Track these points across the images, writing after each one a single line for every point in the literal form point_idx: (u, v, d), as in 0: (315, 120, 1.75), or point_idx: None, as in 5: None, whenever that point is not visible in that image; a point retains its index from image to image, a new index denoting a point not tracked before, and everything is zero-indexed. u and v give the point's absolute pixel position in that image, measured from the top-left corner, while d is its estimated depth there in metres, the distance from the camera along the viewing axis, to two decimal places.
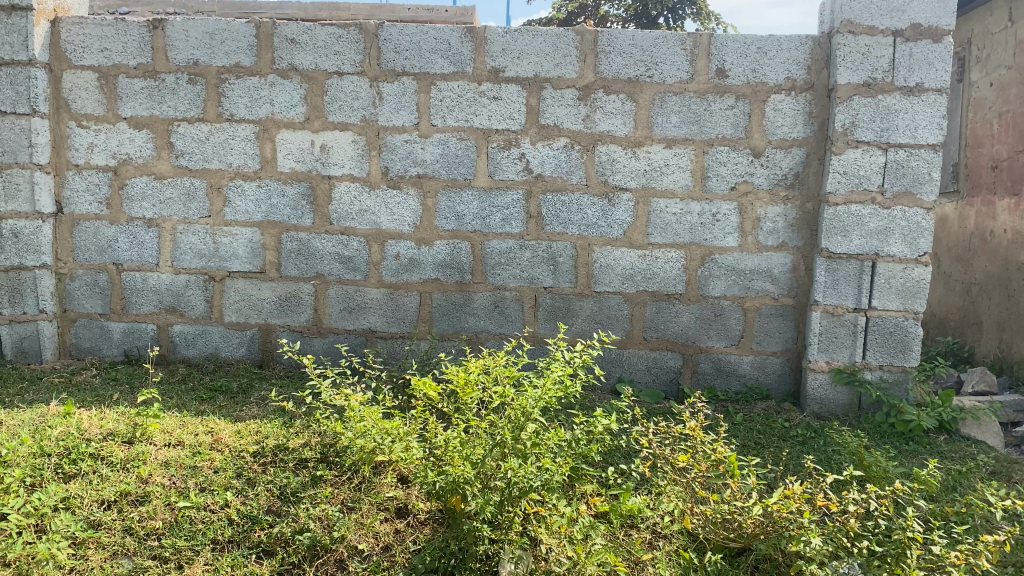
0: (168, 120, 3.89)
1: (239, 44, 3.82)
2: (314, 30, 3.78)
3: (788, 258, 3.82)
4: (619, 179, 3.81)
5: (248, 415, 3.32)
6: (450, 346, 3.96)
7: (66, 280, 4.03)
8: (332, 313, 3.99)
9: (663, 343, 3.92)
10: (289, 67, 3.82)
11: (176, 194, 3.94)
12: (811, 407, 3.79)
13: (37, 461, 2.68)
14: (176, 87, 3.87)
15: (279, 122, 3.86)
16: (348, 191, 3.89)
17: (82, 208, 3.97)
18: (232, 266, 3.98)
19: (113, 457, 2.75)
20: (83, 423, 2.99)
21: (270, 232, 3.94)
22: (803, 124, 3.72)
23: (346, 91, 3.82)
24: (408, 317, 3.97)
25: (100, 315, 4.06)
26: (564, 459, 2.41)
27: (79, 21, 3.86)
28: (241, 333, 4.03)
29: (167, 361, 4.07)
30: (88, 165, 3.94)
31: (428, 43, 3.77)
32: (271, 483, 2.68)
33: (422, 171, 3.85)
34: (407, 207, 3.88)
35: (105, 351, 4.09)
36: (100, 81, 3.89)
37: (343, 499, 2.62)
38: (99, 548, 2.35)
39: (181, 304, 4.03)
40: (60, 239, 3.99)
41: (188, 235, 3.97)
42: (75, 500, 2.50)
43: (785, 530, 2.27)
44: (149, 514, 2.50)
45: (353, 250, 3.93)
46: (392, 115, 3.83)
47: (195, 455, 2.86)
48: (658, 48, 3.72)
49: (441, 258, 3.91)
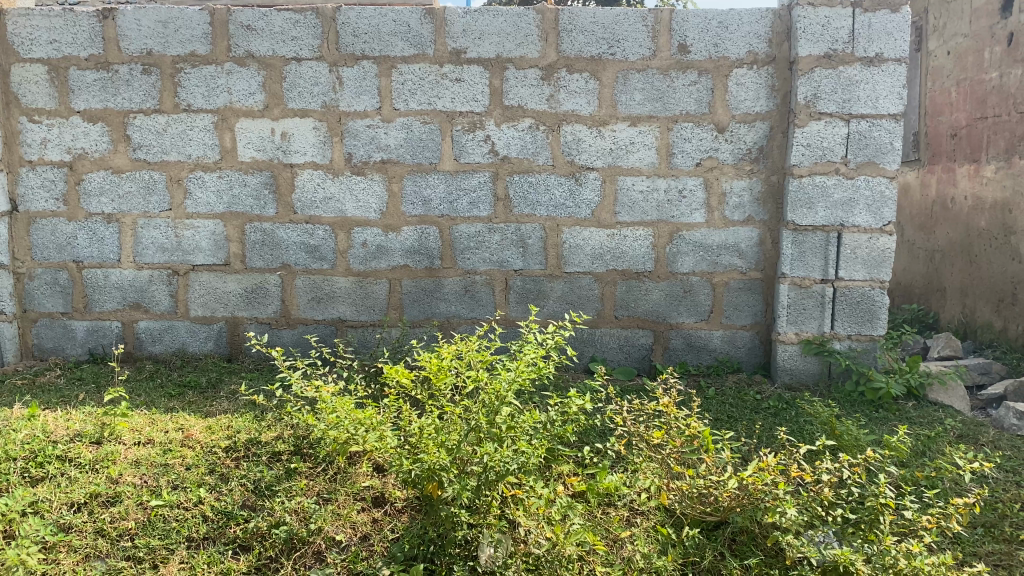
0: (123, 112, 3.80)
1: (193, 32, 3.73)
2: (270, 15, 3.71)
3: (755, 232, 3.84)
4: (585, 159, 3.79)
5: (219, 410, 3.27)
6: (421, 332, 3.93)
7: (25, 280, 3.94)
8: (301, 303, 3.94)
9: (634, 321, 3.93)
10: (246, 54, 3.74)
11: (135, 187, 3.85)
12: (782, 378, 3.83)
13: (2, 465, 2.61)
14: (130, 78, 3.77)
15: (238, 110, 3.79)
16: (311, 179, 3.83)
17: (37, 205, 3.88)
18: (195, 259, 3.91)
19: (82, 458, 2.70)
20: (49, 424, 2.93)
21: (233, 223, 3.87)
22: (766, 98, 3.73)
23: (305, 77, 3.75)
24: (378, 305, 3.93)
25: (61, 315, 3.97)
26: (540, 441, 2.41)
27: (25, 13, 3.75)
28: (208, 327, 3.97)
29: (133, 359, 4.00)
30: (42, 161, 3.84)
31: (387, 26, 3.72)
32: (245, 478, 2.64)
33: (386, 156, 3.81)
34: (372, 194, 3.83)
35: (69, 351, 4.00)
36: (50, 74, 3.78)
37: (319, 490, 2.60)
38: (71, 552, 2.32)
39: (146, 299, 3.95)
40: (16, 238, 3.90)
41: (149, 230, 3.89)
42: (43, 504, 2.45)
43: (760, 501, 2.29)
44: (122, 515, 2.46)
45: (319, 239, 3.88)
46: (354, 100, 3.77)
47: (166, 453, 2.81)
48: (620, 25, 3.70)
49: (409, 245, 3.87)
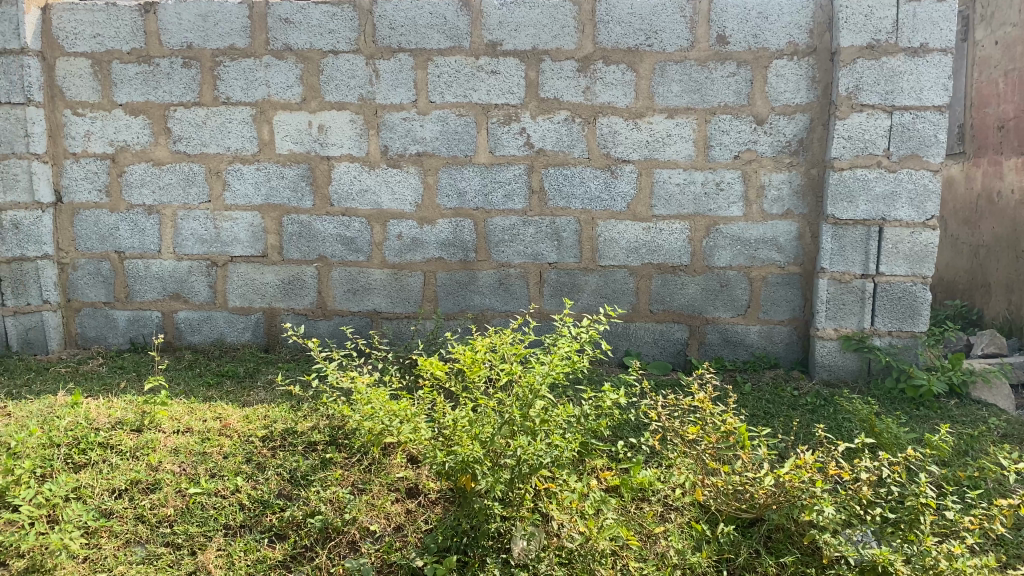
0: (164, 105, 3.85)
1: (232, 25, 3.77)
2: (307, 9, 3.73)
3: (794, 226, 3.79)
4: (621, 152, 3.76)
5: (256, 400, 3.31)
6: (455, 325, 3.94)
7: (69, 270, 4.02)
8: (337, 295, 3.97)
9: (669, 315, 3.90)
10: (284, 47, 3.77)
11: (176, 179, 3.91)
12: (820, 374, 3.77)
13: (47, 451, 2.67)
14: (171, 71, 3.82)
15: (276, 103, 3.82)
16: (348, 172, 3.85)
17: (81, 197, 3.95)
18: (234, 251, 3.95)
19: (122, 445, 2.75)
20: (91, 412, 2.99)
21: (271, 215, 3.91)
22: (806, 90, 3.67)
23: (342, 70, 3.77)
24: (413, 297, 3.95)
25: (104, 304, 4.05)
26: (573, 435, 2.40)
27: (70, 7, 3.81)
28: (246, 318, 4.02)
29: (173, 348, 4.06)
30: (85, 154, 3.91)
31: (424, 19, 3.72)
32: (281, 467, 2.67)
33: (422, 149, 3.81)
34: (408, 186, 3.84)
35: (111, 340, 4.08)
36: (94, 67, 3.84)
37: (354, 481, 2.62)
38: (113, 537, 2.37)
39: (185, 290, 4.01)
40: (61, 229, 3.97)
41: (189, 221, 3.94)
42: (86, 490, 2.50)
43: (797, 499, 2.27)
44: (161, 502, 2.50)
45: (355, 231, 3.90)
46: (390, 93, 3.78)
47: (204, 441, 2.85)
48: (657, 16, 3.66)
49: (443, 237, 3.88)
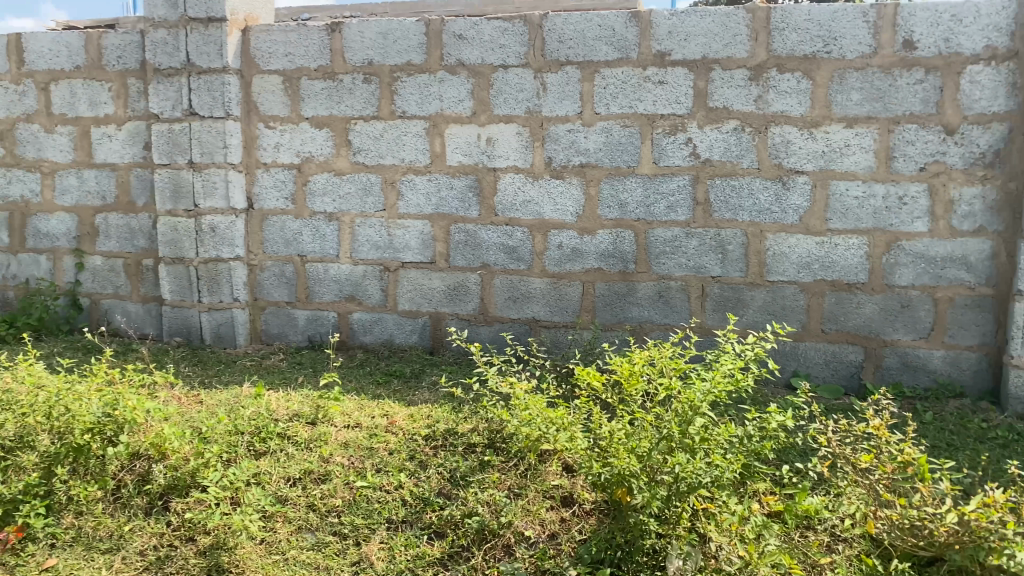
0: (345, 119, 4.08)
1: (410, 43, 3.95)
2: (480, 25, 3.85)
3: (987, 244, 3.49)
4: (794, 162, 3.62)
5: (420, 399, 3.44)
6: (614, 337, 3.92)
7: (257, 271, 4.32)
8: (498, 303, 4.05)
9: (842, 335, 3.70)
10: (457, 62, 3.91)
11: (354, 189, 4.13)
12: (1014, 407, 3.45)
13: (233, 437, 2.91)
14: (353, 87, 4.05)
15: (448, 116, 3.96)
16: (512, 183, 3.93)
17: (270, 204, 4.25)
18: (404, 257, 4.13)
19: (298, 437, 2.94)
20: (272, 403, 3.21)
21: (439, 224, 4.05)
22: (1005, 97, 3.38)
23: (511, 83, 3.86)
24: (572, 307, 3.97)
25: (287, 304, 4.33)
26: (734, 456, 2.32)
27: (267, 29, 4.11)
28: (414, 321, 4.18)
29: (347, 347, 4.30)
30: (275, 164, 4.20)
31: (593, 31, 3.74)
32: (441, 467, 2.75)
33: (586, 160, 3.83)
34: (570, 197, 3.87)
35: (292, 337, 4.36)
36: (285, 84, 4.13)
37: (510, 485, 2.66)
38: (287, 522, 2.54)
39: (359, 293, 4.22)
40: (251, 233, 4.28)
41: (365, 228, 4.15)
42: (265, 476, 2.70)
43: (984, 540, 2.08)
44: (331, 492, 2.65)
45: (518, 240, 3.97)
46: (556, 105, 3.83)
47: (371, 437, 2.99)
48: (837, 22, 3.50)
49: (605, 248, 3.87)
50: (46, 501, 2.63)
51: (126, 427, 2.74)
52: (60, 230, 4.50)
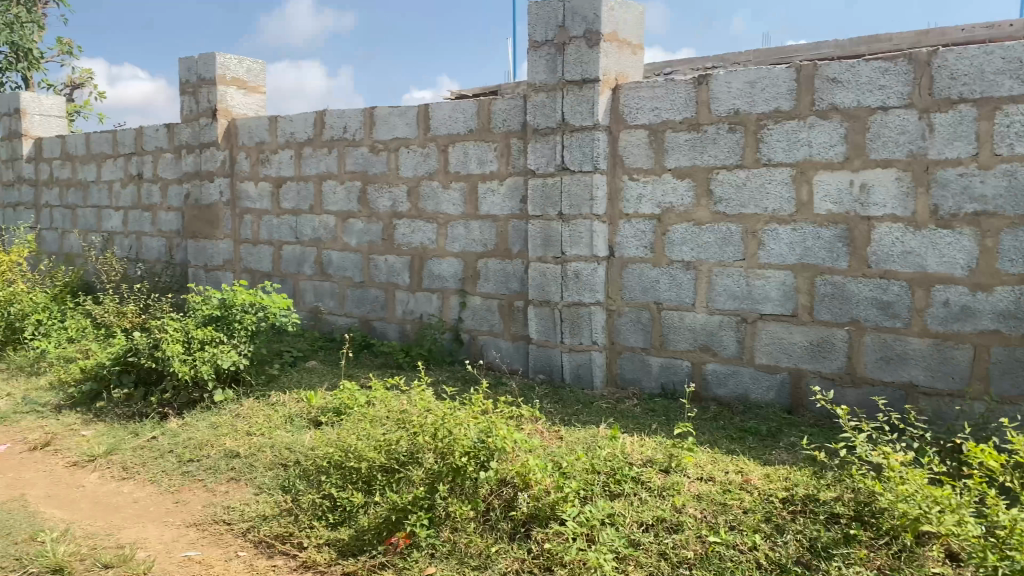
0: (709, 169, 3.98)
1: (779, 90, 3.77)
2: (858, 66, 3.56)
3: None
4: None
5: (778, 459, 3.31)
6: (1015, 412, 3.34)
7: (615, 317, 4.32)
8: (868, 363, 3.66)
9: None
10: (830, 107, 3.64)
11: (713, 238, 4.00)
12: None
13: (589, 476, 3.08)
14: (717, 137, 3.95)
15: (817, 163, 3.70)
16: (890, 232, 3.55)
17: (631, 252, 4.24)
18: (764, 308, 3.90)
19: (651, 483, 3.04)
20: (627, 446, 3.36)
21: (803, 275, 3.78)
22: None
23: (891, 126, 3.51)
24: (960, 373, 3.45)
25: (642, 350, 4.28)
26: None
27: (636, 86, 4.16)
28: (772, 376, 3.92)
29: (699, 398, 4.14)
30: (637, 215, 4.21)
31: (994, 64, 3.28)
32: (801, 534, 2.60)
33: (981, 207, 3.35)
34: (961, 249, 3.40)
35: (646, 384, 4.29)
36: (651, 137, 4.14)
37: (879, 565, 2.42)
38: (639, 566, 2.59)
39: (714, 342, 4.06)
40: (611, 280, 4.31)
41: (723, 278, 4.00)
42: (619, 518, 2.81)
43: None
44: (683, 543, 2.67)
45: (894, 295, 3.57)
46: (946, 147, 3.40)
47: (725, 492, 2.98)
48: None
49: (1003, 307, 3.34)
50: (429, 514, 2.95)
51: (496, 456, 3.06)
52: (449, 272, 4.93)
